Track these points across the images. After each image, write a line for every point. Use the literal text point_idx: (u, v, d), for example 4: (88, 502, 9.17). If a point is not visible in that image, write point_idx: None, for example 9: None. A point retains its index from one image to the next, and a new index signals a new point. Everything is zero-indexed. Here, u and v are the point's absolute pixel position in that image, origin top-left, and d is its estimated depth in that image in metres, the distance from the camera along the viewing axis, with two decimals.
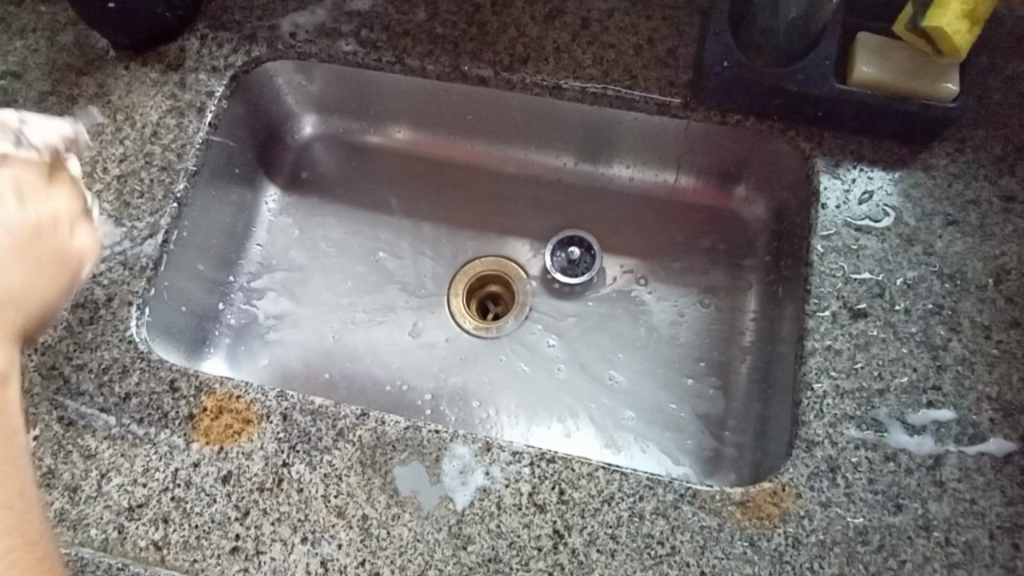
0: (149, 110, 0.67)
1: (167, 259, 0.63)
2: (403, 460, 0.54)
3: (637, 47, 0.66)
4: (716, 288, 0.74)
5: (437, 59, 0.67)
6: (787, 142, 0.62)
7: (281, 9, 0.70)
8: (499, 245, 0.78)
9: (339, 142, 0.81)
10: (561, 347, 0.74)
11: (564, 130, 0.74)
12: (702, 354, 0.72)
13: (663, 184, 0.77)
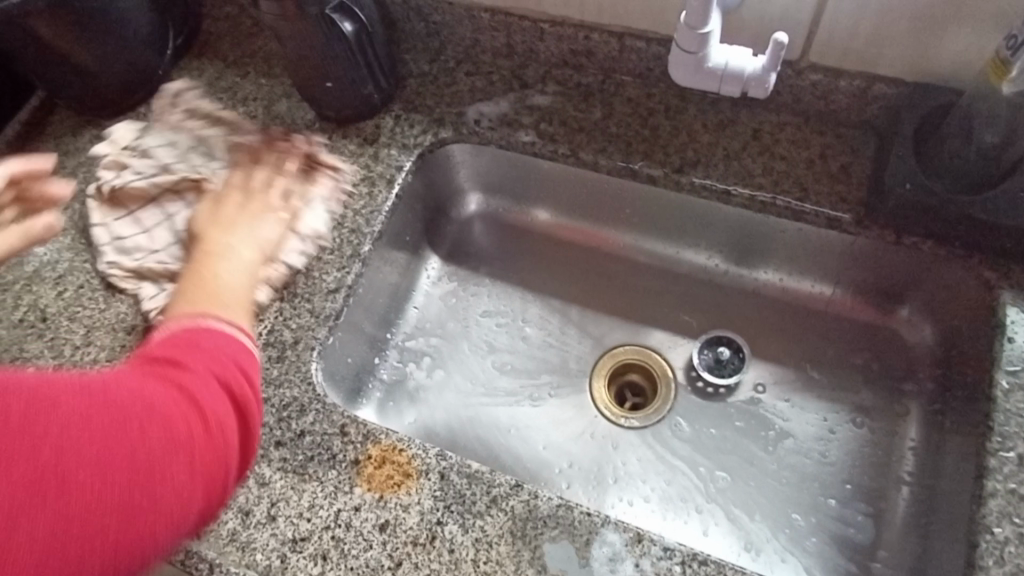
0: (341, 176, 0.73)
1: (346, 311, 0.69)
2: (553, 537, 0.55)
3: (810, 161, 0.67)
4: (868, 409, 0.72)
5: (610, 155, 0.71)
6: (967, 268, 0.62)
7: (468, 98, 0.77)
8: (643, 336, 0.79)
9: (499, 222, 0.85)
10: (700, 445, 0.73)
11: (722, 232, 0.75)
12: (850, 477, 0.69)
13: (819, 296, 0.76)
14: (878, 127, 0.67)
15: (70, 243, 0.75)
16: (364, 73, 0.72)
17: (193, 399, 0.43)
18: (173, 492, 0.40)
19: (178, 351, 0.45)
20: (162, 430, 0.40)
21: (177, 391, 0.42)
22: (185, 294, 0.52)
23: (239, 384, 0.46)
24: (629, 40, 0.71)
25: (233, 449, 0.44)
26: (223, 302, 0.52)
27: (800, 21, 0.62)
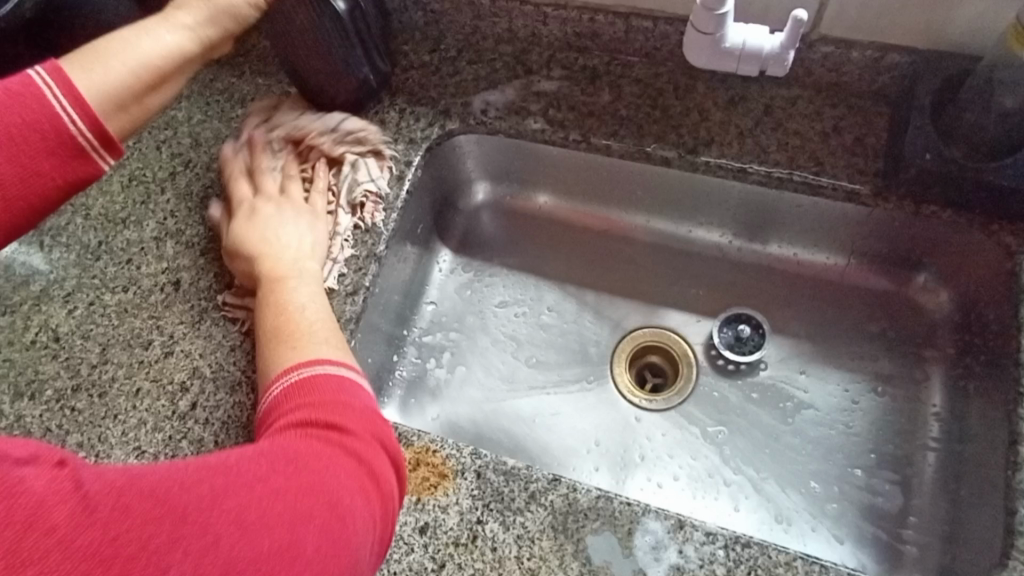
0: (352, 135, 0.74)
1: (368, 302, 0.69)
2: (595, 529, 0.56)
3: (824, 134, 0.67)
4: (887, 376, 0.73)
5: (622, 139, 0.71)
6: (989, 236, 0.63)
7: (473, 87, 0.75)
8: (660, 317, 0.80)
9: (507, 210, 0.84)
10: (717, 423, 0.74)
11: (735, 209, 0.75)
12: (874, 446, 0.70)
13: (832, 268, 0.76)
14: (889, 97, 0.67)
15: (75, 259, 0.75)
16: (356, 53, 0.70)
17: (349, 453, 0.48)
18: (355, 518, 0.44)
19: (313, 407, 0.50)
20: (323, 464, 0.46)
21: (333, 447, 0.47)
22: (280, 334, 0.59)
23: (384, 436, 0.51)
24: (636, 20, 0.69)
25: (390, 496, 0.49)
26: (316, 342, 0.57)
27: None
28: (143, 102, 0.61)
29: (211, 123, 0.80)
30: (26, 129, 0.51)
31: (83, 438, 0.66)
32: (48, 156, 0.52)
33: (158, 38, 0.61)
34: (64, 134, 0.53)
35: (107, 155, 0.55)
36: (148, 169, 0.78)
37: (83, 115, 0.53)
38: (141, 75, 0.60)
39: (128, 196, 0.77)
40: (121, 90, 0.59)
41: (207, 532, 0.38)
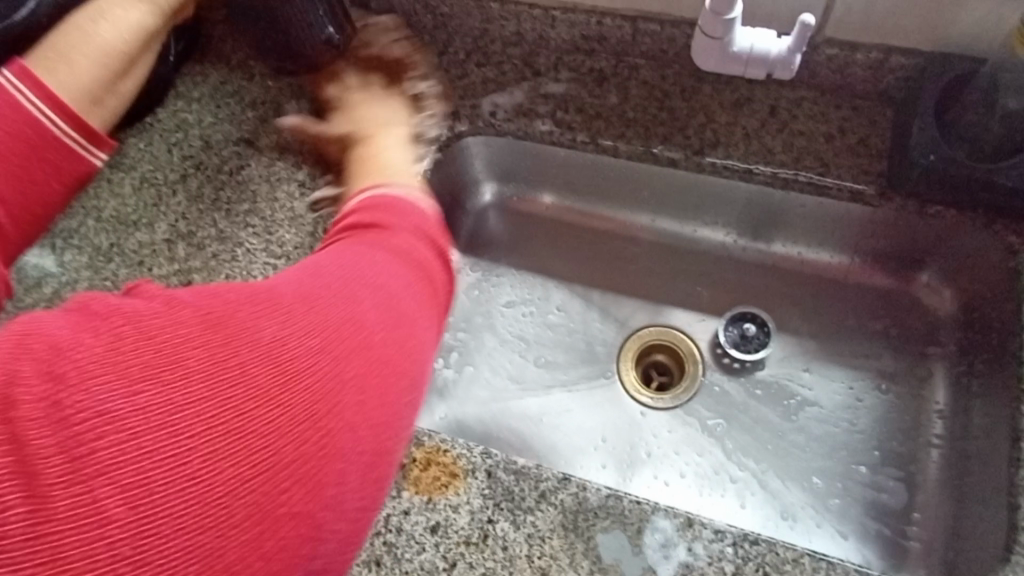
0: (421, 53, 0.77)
1: None
2: (606, 528, 0.57)
3: (829, 135, 0.67)
4: (892, 374, 0.73)
5: (629, 141, 0.72)
6: (992, 235, 0.64)
7: (481, 89, 0.76)
8: (666, 316, 0.80)
9: (513, 210, 0.85)
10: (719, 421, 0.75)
11: (740, 208, 0.76)
12: (878, 443, 0.71)
13: (837, 266, 0.76)
14: (894, 98, 0.67)
15: (87, 261, 0.76)
16: (321, 13, 0.69)
17: (403, 257, 0.50)
18: (418, 314, 0.48)
19: (373, 218, 0.52)
20: (381, 265, 0.48)
21: (387, 247, 0.50)
22: (359, 174, 0.65)
23: (435, 235, 0.53)
24: (643, 23, 0.70)
25: (443, 290, 0.52)
26: (396, 175, 0.64)
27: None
28: (116, 90, 0.64)
29: (222, 125, 0.81)
30: (10, 137, 0.53)
31: None
32: (43, 159, 0.55)
33: (119, 21, 0.62)
34: (47, 135, 0.55)
35: (97, 144, 0.57)
36: (159, 171, 0.79)
37: (64, 114, 0.55)
38: (114, 62, 0.62)
39: (139, 199, 0.78)
40: (97, 84, 0.61)
41: (297, 359, 0.40)
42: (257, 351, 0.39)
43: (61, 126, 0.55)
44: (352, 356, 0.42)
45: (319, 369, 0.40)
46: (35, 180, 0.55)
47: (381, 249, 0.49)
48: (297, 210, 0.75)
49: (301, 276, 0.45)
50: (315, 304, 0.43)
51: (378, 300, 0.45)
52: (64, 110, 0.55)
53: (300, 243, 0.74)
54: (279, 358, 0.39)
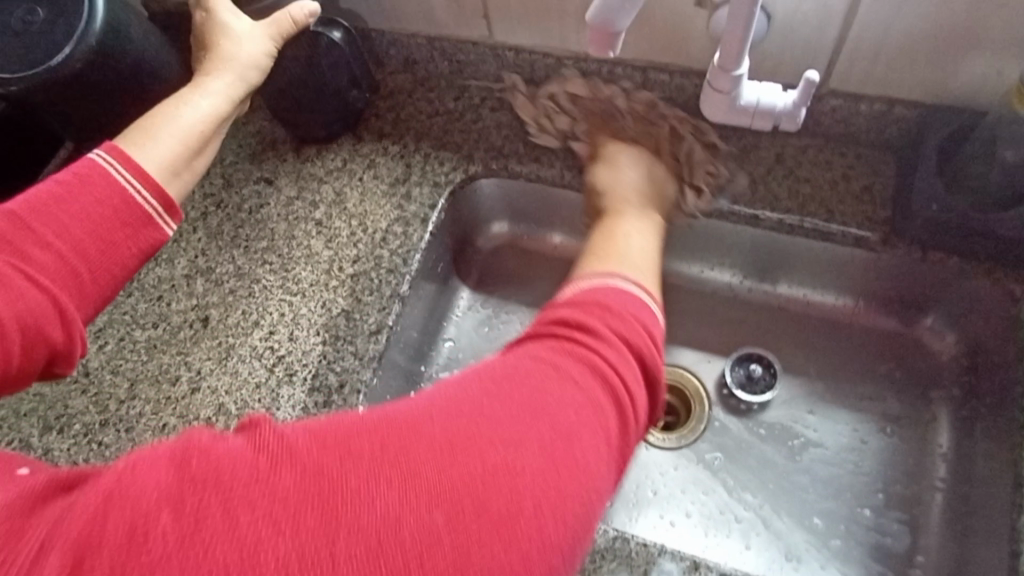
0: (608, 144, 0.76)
1: (392, 338, 0.74)
2: (612, 570, 0.57)
3: (833, 183, 0.70)
4: (896, 417, 0.74)
5: None
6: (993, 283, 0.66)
7: (495, 133, 0.79)
8: (673, 355, 0.81)
9: (520, 248, 0.87)
10: (719, 456, 0.76)
11: (747, 250, 0.77)
12: (881, 486, 0.72)
13: (842, 308, 0.78)
14: (897, 148, 0.69)
15: None
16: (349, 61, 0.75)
17: (564, 372, 0.42)
18: (581, 454, 0.39)
19: (585, 308, 0.46)
20: (555, 386, 0.41)
21: (562, 357, 0.43)
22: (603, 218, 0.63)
23: (623, 337, 0.44)
24: (653, 72, 0.72)
25: (629, 402, 0.43)
26: (632, 221, 0.61)
27: (821, 54, 0.65)
28: (194, 165, 0.60)
29: (242, 164, 0.83)
30: (99, 207, 0.51)
31: None
32: (120, 228, 0.52)
33: (198, 109, 0.62)
34: (133, 207, 0.53)
35: (171, 218, 0.55)
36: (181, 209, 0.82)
37: (151, 185, 0.54)
38: (196, 139, 0.61)
39: None
40: (173, 156, 0.58)
41: (423, 530, 0.34)
42: (360, 534, 0.33)
43: (148, 199, 0.53)
44: (489, 523, 0.35)
45: (444, 544, 0.34)
46: (101, 248, 0.51)
47: (577, 357, 0.43)
48: (313, 248, 0.77)
49: (460, 397, 0.40)
50: (454, 449, 0.37)
51: (544, 433, 0.39)
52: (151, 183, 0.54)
53: (316, 280, 0.75)
54: (386, 550, 0.33)
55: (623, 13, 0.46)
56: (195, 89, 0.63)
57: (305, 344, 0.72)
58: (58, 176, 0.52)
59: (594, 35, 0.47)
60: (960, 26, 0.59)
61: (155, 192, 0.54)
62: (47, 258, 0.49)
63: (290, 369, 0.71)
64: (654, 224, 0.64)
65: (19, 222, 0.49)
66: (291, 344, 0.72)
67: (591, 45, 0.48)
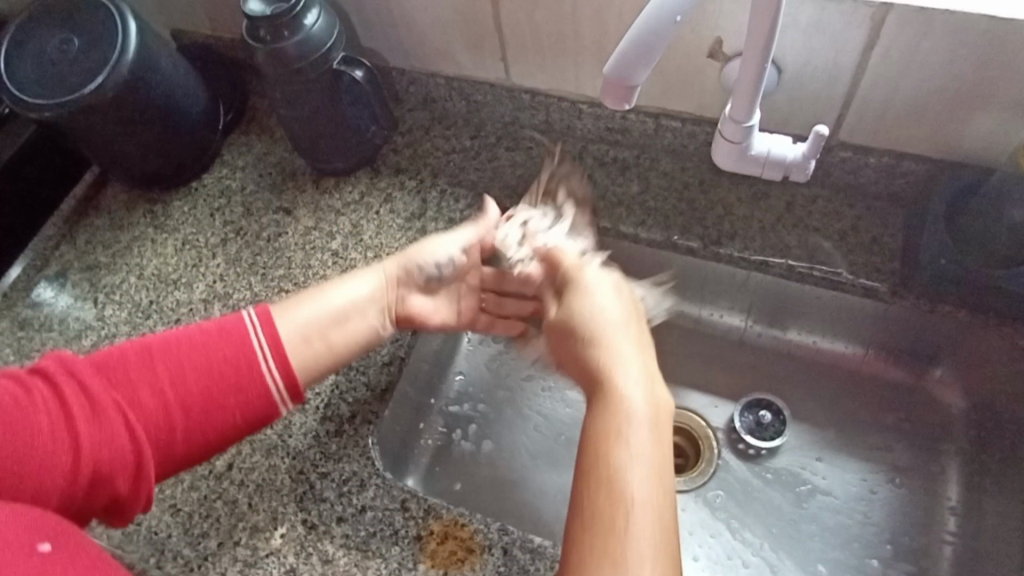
0: (612, 267, 0.70)
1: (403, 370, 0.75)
2: None
3: (843, 233, 0.70)
4: (904, 468, 0.73)
5: (650, 229, 0.75)
6: (1003, 338, 0.67)
7: (511, 174, 0.81)
8: (681, 397, 0.81)
9: None
10: (720, 494, 0.76)
11: (756, 296, 0.78)
12: (890, 537, 0.71)
13: (851, 357, 0.77)
14: (905, 200, 0.70)
15: (126, 316, 0.81)
16: (372, 102, 0.78)
17: None
18: None
19: None
20: None
21: None
22: (594, 401, 0.51)
23: None
24: (665, 119, 0.74)
25: None
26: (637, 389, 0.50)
27: (829, 106, 0.66)
28: (329, 353, 0.61)
29: (263, 194, 0.86)
30: (223, 368, 0.55)
31: None
32: (232, 393, 0.55)
33: (355, 300, 0.64)
34: (250, 384, 0.56)
35: (288, 403, 0.58)
36: (201, 234, 0.85)
37: (281, 363, 0.57)
38: (338, 344, 0.62)
39: (180, 260, 0.83)
40: (317, 351, 0.60)
41: None
42: None
43: (273, 376, 0.57)
44: None
45: None
46: (210, 408, 0.55)
47: None
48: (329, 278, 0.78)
49: None
50: None
51: None
52: (281, 355, 0.57)
53: None
54: None
55: (640, 65, 0.47)
56: (347, 282, 0.64)
57: None
58: (204, 325, 0.57)
59: (612, 86, 0.48)
60: (967, 84, 0.60)
61: (280, 366, 0.57)
62: (153, 407, 0.54)
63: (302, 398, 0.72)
64: (656, 391, 0.51)
65: (146, 357, 0.55)
66: None
67: (607, 97, 0.49)
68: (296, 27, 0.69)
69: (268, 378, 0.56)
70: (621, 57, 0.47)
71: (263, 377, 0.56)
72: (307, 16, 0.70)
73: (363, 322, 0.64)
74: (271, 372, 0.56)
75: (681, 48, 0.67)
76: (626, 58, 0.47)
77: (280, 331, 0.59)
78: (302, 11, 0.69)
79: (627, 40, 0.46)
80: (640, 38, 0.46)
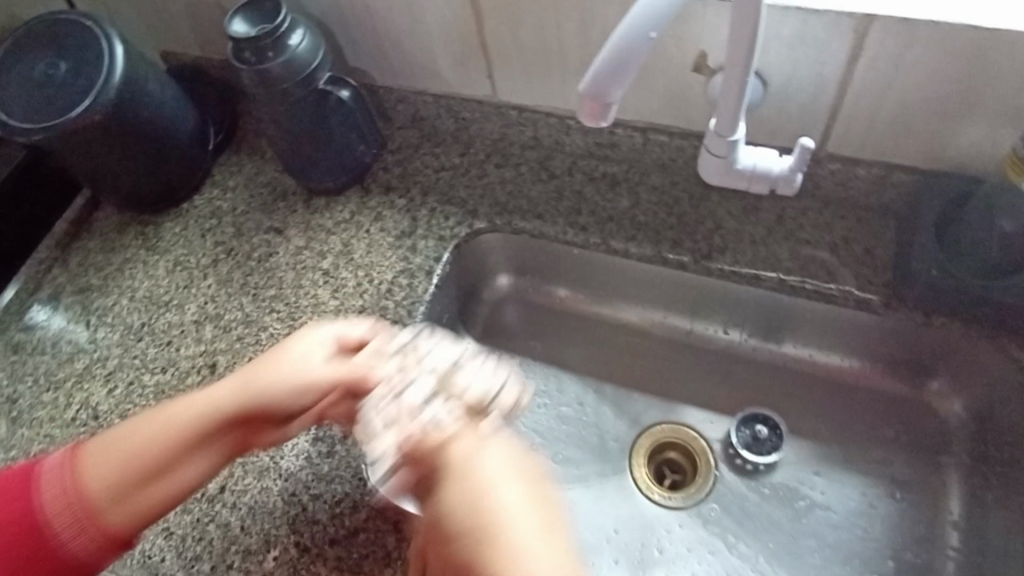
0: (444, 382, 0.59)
1: None
2: None
3: (834, 245, 0.70)
4: (904, 481, 0.72)
5: (640, 244, 0.75)
6: (998, 349, 0.66)
7: (500, 189, 0.81)
8: (677, 412, 0.80)
9: (526, 303, 0.86)
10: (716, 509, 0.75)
11: (750, 309, 0.77)
12: (891, 552, 0.70)
13: (848, 370, 0.76)
14: (897, 210, 0.70)
15: (118, 339, 0.81)
16: (360, 121, 0.78)
17: None
18: None
19: None
20: None
21: None
22: None
23: None
24: (653, 133, 0.74)
25: None
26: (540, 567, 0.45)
27: (817, 117, 0.66)
28: (149, 490, 0.56)
29: (254, 214, 0.86)
30: (41, 517, 0.55)
31: None
32: (54, 544, 0.55)
33: (167, 419, 0.57)
34: (72, 529, 0.55)
35: (114, 549, 0.56)
36: (192, 255, 0.84)
37: (93, 513, 0.55)
38: (158, 467, 0.57)
39: (172, 281, 0.83)
40: (105, 498, 0.55)
41: None
42: None
43: (100, 529, 0.55)
44: None
45: None
46: (38, 556, 0.55)
47: None
48: (320, 298, 0.78)
49: None
50: None
51: None
52: (102, 497, 0.55)
53: None
54: None
55: (616, 83, 0.47)
56: (176, 404, 0.58)
57: None
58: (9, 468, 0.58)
59: (588, 104, 0.48)
60: (955, 93, 0.60)
61: (103, 508, 0.55)
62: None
63: None
64: None
65: None
66: None
67: (583, 114, 0.48)
68: (280, 48, 0.69)
69: (105, 528, 0.55)
70: (598, 75, 0.47)
71: (84, 529, 0.55)
72: (292, 37, 0.70)
73: (202, 451, 0.59)
74: (91, 524, 0.55)
75: (666, 62, 0.67)
76: (603, 76, 0.47)
77: (89, 473, 0.55)
78: (286, 32, 0.69)
79: (605, 57, 0.46)
80: (618, 56, 0.46)
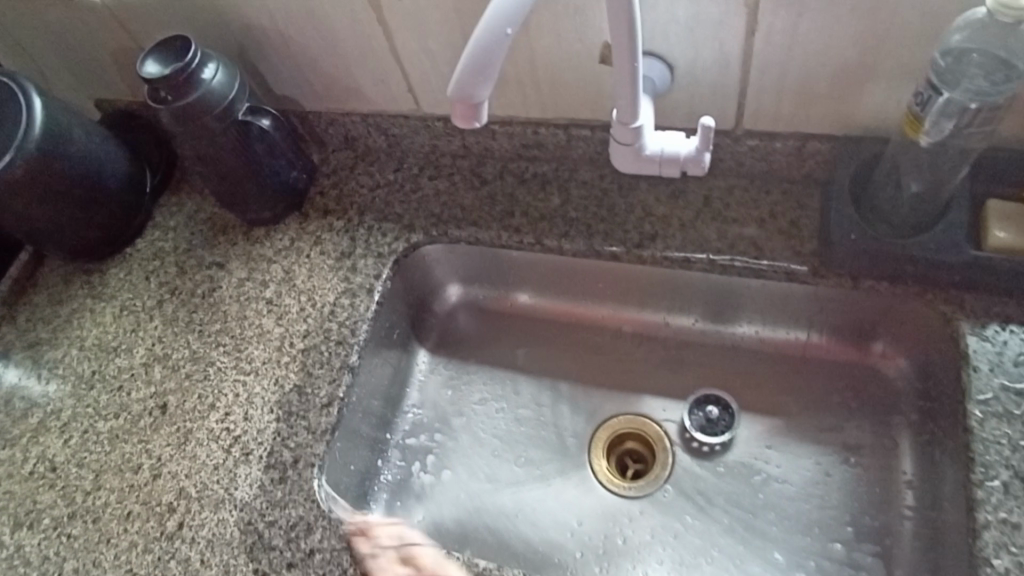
0: None
1: (347, 411, 0.73)
2: None
3: (761, 220, 0.71)
4: (858, 446, 0.73)
5: (572, 239, 0.75)
6: (927, 305, 0.66)
7: (434, 200, 0.81)
8: (633, 403, 0.81)
9: (479, 309, 0.87)
10: (670, 491, 0.76)
11: (692, 293, 0.77)
12: (850, 518, 0.70)
13: (796, 341, 0.77)
14: (819, 179, 0.71)
15: (70, 389, 0.80)
16: (285, 147, 0.79)
17: None
18: None
19: None
20: None
21: None
22: None
23: None
24: (575, 129, 0.75)
25: None
26: None
27: (726, 97, 0.67)
28: None
29: (196, 252, 0.86)
30: None
31: (78, 564, 0.70)
32: None
33: None
34: None
35: None
36: (138, 299, 0.84)
37: None
38: None
39: (119, 325, 0.83)
40: None
41: None
42: None
43: None
44: None
45: None
46: None
47: None
48: (265, 326, 0.78)
49: None
50: None
51: None
52: None
53: (269, 358, 0.76)
54: None
55: (481, 85, 0.48)
56: None
57: (261, 423, 0.73)
58: None
59: (458, 107, 0.49)
60: (851, 57, 0.61)
61: None
62: None
63: (246, 449, 0.72)
64: None
65: None
66: (245, 423, 0.73)
67: (456, 115, 0.50)
68: (193, 83, 0.70)
69: None
70: (459, 81, 0.47)
71: None
72: (204, 71, 0.71)
73: None
74: None
75: (574, 59, 0.68)
76: (464, 83, 0.47)
77: None
78: (198, 67, 0.70)
79: (462, 64, 0.47)
80: (475, 59, 0.47)
